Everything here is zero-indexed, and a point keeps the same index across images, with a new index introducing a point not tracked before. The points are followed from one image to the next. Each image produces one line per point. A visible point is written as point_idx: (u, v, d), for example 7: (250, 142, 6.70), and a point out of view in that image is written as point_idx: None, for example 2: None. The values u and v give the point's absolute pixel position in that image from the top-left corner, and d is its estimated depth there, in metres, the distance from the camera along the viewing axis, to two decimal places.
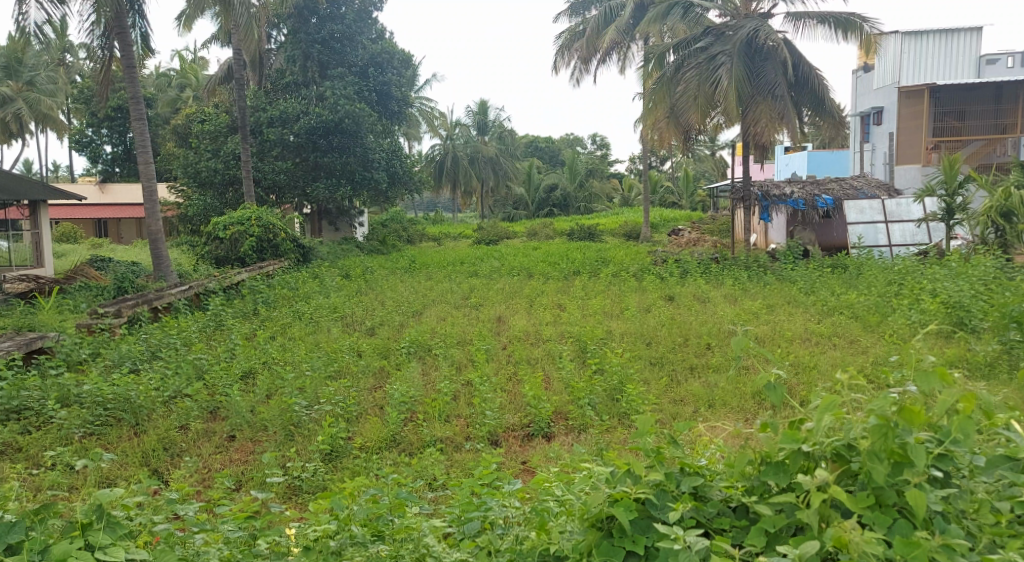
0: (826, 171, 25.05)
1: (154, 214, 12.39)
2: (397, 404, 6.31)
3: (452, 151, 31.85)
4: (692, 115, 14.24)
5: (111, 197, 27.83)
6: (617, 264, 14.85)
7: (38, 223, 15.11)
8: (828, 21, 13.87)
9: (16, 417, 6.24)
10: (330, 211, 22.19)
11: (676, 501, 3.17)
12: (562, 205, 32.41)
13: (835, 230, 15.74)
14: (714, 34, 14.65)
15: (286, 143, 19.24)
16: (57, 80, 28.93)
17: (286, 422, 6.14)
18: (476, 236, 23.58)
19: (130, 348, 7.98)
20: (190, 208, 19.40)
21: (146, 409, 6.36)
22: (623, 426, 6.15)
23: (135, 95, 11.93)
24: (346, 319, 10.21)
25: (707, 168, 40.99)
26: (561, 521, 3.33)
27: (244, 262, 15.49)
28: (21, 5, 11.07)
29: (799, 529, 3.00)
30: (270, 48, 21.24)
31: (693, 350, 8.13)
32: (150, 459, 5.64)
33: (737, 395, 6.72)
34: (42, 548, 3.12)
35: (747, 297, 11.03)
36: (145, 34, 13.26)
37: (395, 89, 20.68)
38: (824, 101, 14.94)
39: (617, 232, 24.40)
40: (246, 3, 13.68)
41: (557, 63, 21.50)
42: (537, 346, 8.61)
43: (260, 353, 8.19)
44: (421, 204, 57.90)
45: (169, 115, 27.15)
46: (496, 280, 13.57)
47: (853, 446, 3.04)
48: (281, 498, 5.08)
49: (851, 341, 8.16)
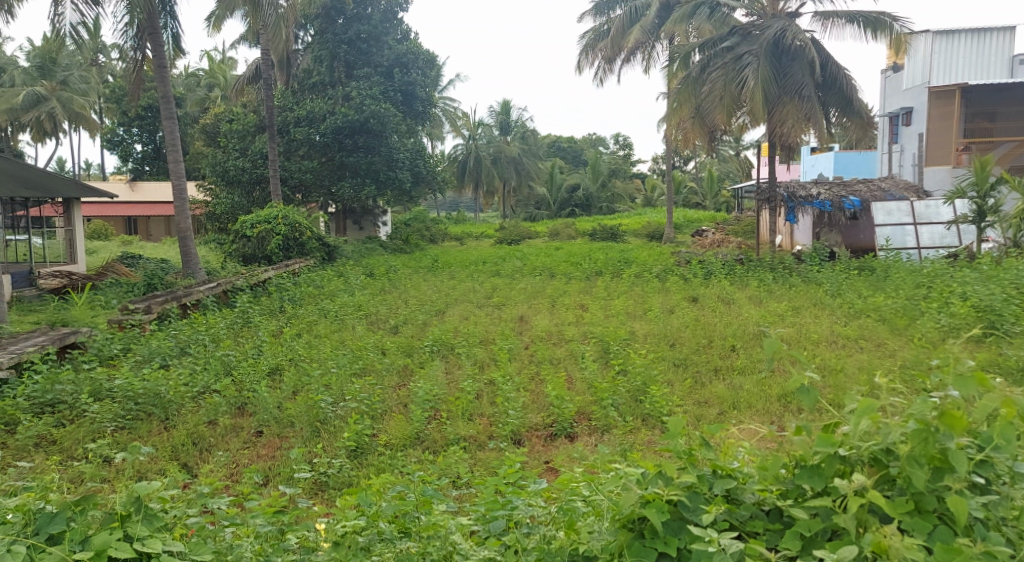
0: (853, 172, 24.82)
1: (184, 213, 12.49)
2: (421, 402, 6.34)
3: (475, 151, 32.07)
4: (718, 115, 14.14)
5: (141, 195, 28.20)
6: (641, 265, 14.84)
7: (71, 220, 15.20)
8: (857, 20, 13.74)
9: (50, 411, 6.33)
10: (354, 211, 22.38)
11: (709, 503, 3.15)
12: (584, 205, 32.35)
13: (863, 232, 15.91)
14: (741, 34, 14.59)
15: (312, 143, 19.56)
16: (89, 79, 29.43)
17: (313, 419, 6.21)
18: (499, 236, 23.61)
19: (160, 343, 8.08)
20: (218, 207, 19.66)
21: (175, 404, 6.46)
22: (647, 427, 6.13)
23: (166, 94, 12.06)
24: (371, 317, 10.25)
25: (732, 169, 40.88)
26: (590, 522, 3.34)
27: (270, 260, 15.66)
28: (56, 7, 11.24)
29: (835, 534, 2.98)
30: (298, 48, 21.46)
31: (718, 352, 8.10)
32: (180, 453, 5.72)
33: (763, 397, 6.69)
34: (82, 538, 3.19)
35: (772, 298, 10.99)
36: (176, 34, 13.41)
37: (420, 89, 20.55)
38: (852, 101, 14.72)
39: (640, 232, 24.35)
40: (275, 4, 13.78)
41: (580, 62, 21.48)
42: (559, 346, 8.63)
43: (286, 350, 8.26)
44: (446, 203, 58.60)
45: (197, 113, 27.55)
46: (519, 280, 13.54)
47: (891, 451, 3.02)
48: (308, 494, 5.13)
49: (878, 344, 8.07)
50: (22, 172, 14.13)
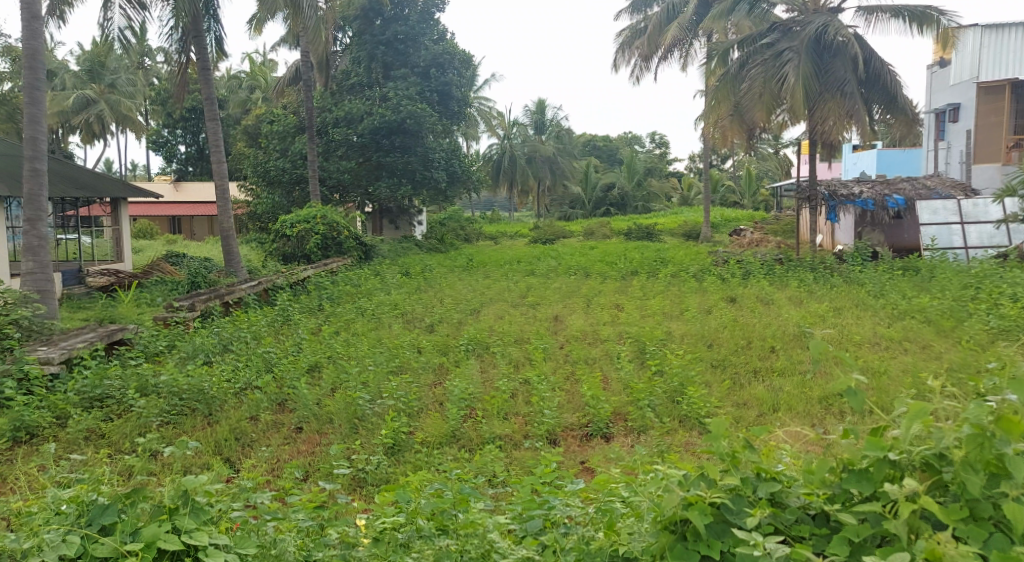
0: (897, 171, 24.33)
1: (227, 212, 12.70)
2: (456, 401, 6.36)
3: (510, 151, 32.11)
4: (758, 112, 13.97)
5: (185, 195, 28.78)
6: (678, 264, 14.71)
7: (119, 219, 15.43)
8: (902, 15, 13.47)
9: (98, 405, 6.48)
10: (390, 211, 22.55)
11: (754, 506, 3.11)
12: (619, 205, 32.17)
13: (908, 231, 15.51)
14: (781, 31, 14.42)
15: (350, 143, 19.72)
16: (136, 82, 30.11)
17: (351, 416, 6.27)
18: (533, 236, 23.56)
19: (204, 340, 8.23)
20: (259, 207, 19.97)
21: (218, 401, 6.57)
22: (684, 429, 6.06)
23: (210, 95, 12.28)
24: (407, 315, 10.32)
25: (771, 168, 40.37)
26: (630, 523, 3.31)
27: (309, 259, 15.86)
28: (106, 12, 11.51)
29: (884, 540, 2.92)
30: (336, 50, 21.68)
31: (758, 353, 7.99)
32: (223, 447, 5.82)
33: (804, 399, 6.58)
34: (133, 530, 3.27)
35: (813, 299, 10.81)
36: (219, 37, 13.62)
37: (456, 89, 20.65)
38: (896, 98, 14.41)
39: (676, 231, 24.13)
40: (314, 6, 13.93)
41: (616, 61, 21.39)
42: (595, 346, 8.59)
43: (325, 347, 8.35)
44: (481, 202, 58.80)
45: (238, 115, 28.06)
46: (553, 279, 13.50)
47: (944, 456, 2.96)
48: (347, 490, 5.17)
49: (923, 346, 7.89)
50: (72, 173, 14.51)
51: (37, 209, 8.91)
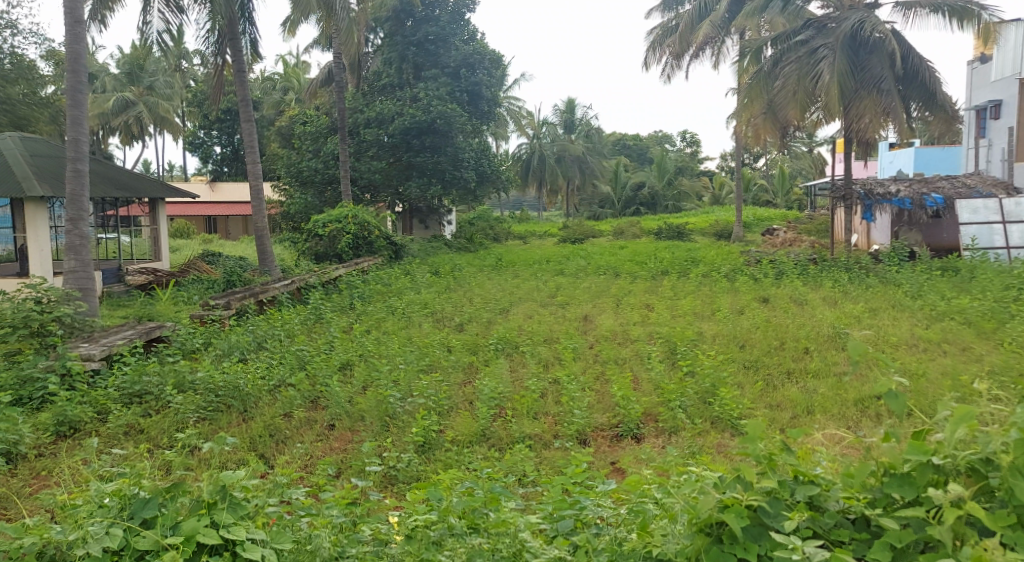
0: (935, 169, 23.88)
1: (261, 211, 12.85)
2: (487, 399, 6.37)
3: (539, 151, 32.05)
4: (791, 111, 13.79)
5: (220, 195, 29.21)
6: (709, 264, 14.58)
7: (156, 219, 15.57)
8: (942, 10, 13.21)
9: (137, 401, 6.58)
10: (420, 210, 22.66)
11: (792, 510, 3.07)
12: (649, 204, 31.98)
13: (946, 231, 15.35)
14: (815, 28, 14.23)
15: (381, 143, 19.83)
16: (173, 84, 30.60)
17: (382, 414, 6.31)
18: (562, 236, 23.52)
19: (239, 338, 8.34)
20: (292, 206, 20.18)
21: (252, 397, 6.65)
22: (716, 431, 6.00)
23: (245, 97, 12.43)
24: (436, 314, 10.36)
25: (804, 167, 39.88)
26: (664, 524, 3.28)
27: (340, 258, 15.99)
28: (144, 15, 11.71)
29: (928, 546, 2.88)
30: (368, 51, 21.84)
31: (791, 354, 7.89)
32: (258, 444, 5.89)
33: (839, 402, 6.47)
34: (173, 524, 3.34)
35: (848, 300, 10.64)
36: (254, 40, 13.79)
37: (486, 88, 20.69)
38: (935, 94, 14.13)
39: (708, 231, 23.90)
40: (347, 7, 14.03)
41: (647, 59, 21.28)
42: (625, 346, 8.55)
43: (356, 345, 8.40)
44: (510, 202, 58.94)
45: (272, 116, 28.41)
46: (582, 279, 13.45)
47: (990, 461, 2.92)
48: (378, 487, 5.19)
49: (963, 348, 7.73)
50: (112, 174, 14.78)
51: (79, 210, 9.11)
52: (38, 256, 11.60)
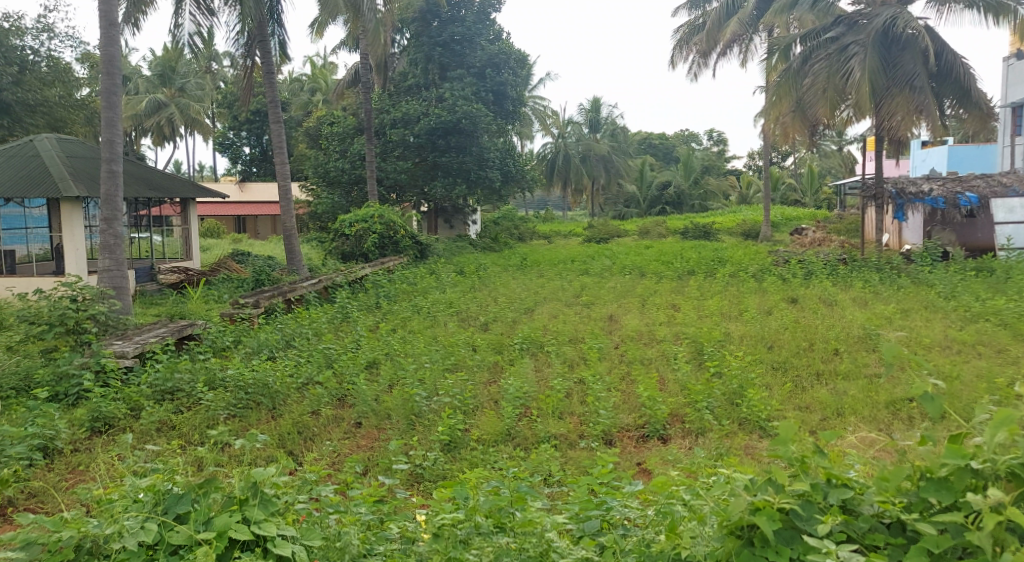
0: (968, 167, 23.47)
1: (289, 211, 12.97)
2: (512, 399, 6.37)
3: (565, 150, 31.98)
4: (821, 108, 13.63)
5: (249, 195, 29.54)
6: (736, 264, 14.44)
7: (187, 219, 15.77)
8: (977, 5, 12.96)
9: (169, 397, 6.67)
10: (446, 210, 22.73)
11: (824, 513, 3.03)
12: (676, 203, 31.77)
13: (981, 230, 14.75)
14: (846, 24, 14.05)
15: (407, 144, 19.89)
16: (203, 86, 30.99)
17: (408, 412, 6.33)
18: (587, 236, 23.45)
19: (268, 336, 8.43)
20: (319, 206, 20.34)
21: (281, 395, 6.72)
22: (743, 432, 5.95)
23: (274, 98, 12.56)
24: (461, 314, 10.38)
25: (834, 166, 39.37)
26: (693, 525, 3.24)
27: (366, 258, 16.08)
28: (176, 18, 11.87)
29: (965, 551, 2.83)
30: (394, 51, 21.96)
31: (820, 355, 7.79)
32: (286, 441, 5.95)
33: (869, 404, 6.38)
34: (205, 519, 3.39)
35: (879, 300, 10.50)
36: (282, 42, 13.93)
37: (511, 88, 20.70)
38: (970, 92, 13.86)
39: (734, 231, 23.67)
40: (374, 9, 14.12)
41: (673, 57, 21.16)
42: (651, 346, 8.50)
43: (383, 344, 8.45)
44: (534, 202, 58.96)
45: (300, 117, 28.65)
46: (608, 279, 13.39)
47: None
48: (405, 485, 5.21)
49: (998, 351, 7.59)
50: (144, 174, 15.00)
51: (113, 210, 9.26)
52: (74, 255, 11.80)
